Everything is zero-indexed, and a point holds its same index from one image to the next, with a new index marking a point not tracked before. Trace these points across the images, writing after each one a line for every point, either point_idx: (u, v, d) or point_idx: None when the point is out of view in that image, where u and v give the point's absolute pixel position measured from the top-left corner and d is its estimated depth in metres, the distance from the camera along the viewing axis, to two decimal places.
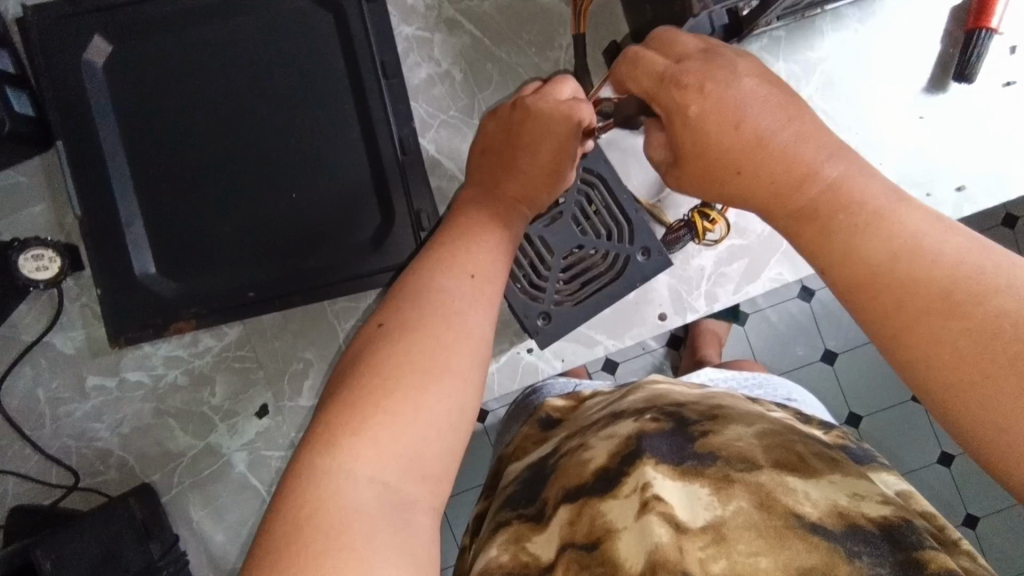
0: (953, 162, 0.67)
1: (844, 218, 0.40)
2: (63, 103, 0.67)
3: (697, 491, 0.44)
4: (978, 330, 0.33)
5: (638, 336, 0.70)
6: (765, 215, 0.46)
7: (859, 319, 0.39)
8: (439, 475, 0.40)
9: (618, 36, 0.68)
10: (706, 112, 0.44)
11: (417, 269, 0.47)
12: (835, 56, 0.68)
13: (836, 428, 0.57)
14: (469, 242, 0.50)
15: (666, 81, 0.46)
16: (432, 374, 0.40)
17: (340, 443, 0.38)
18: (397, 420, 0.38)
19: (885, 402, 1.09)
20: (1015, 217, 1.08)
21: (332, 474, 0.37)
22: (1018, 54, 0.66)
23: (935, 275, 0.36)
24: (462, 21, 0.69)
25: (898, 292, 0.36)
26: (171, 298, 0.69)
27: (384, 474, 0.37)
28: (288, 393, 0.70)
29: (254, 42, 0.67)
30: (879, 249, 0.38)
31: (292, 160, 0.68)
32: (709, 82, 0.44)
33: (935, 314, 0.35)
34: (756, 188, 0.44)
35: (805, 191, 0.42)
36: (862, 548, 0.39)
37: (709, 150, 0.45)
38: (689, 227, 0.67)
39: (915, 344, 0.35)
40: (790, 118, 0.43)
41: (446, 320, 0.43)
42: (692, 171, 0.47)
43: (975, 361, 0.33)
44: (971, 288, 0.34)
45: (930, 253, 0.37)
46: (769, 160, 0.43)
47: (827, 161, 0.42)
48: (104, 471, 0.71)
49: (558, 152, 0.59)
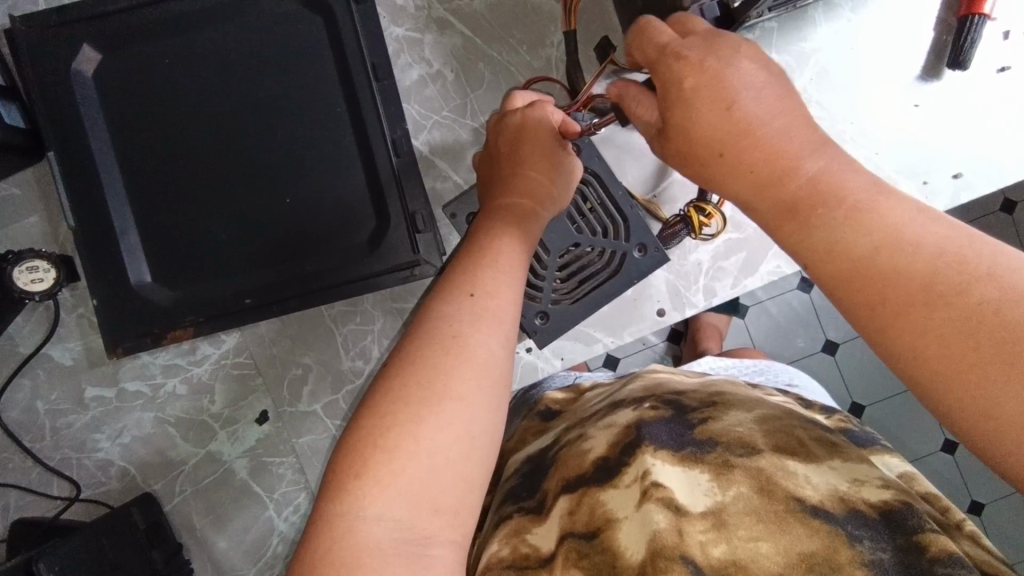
0: (949, 149, 0.67)
1: (825, 212, 0.39)
2: (52, 113, 0.66)
3: (697, 477, 0.44)
4: (963, 318, 0.32)
5: (637, 332, 0.70)
6: (743, 205, 0.44)
7: (842, 309, 0.38)
8: (454, 506, 0.40)
9: (609, 32, 0.68)
10: (702, 85, 0.43)
11: (426, 300, 0.47)
12: (828, 46, 0.67)
13: (840, 412, 0.56)
14: (475, 262, 0.49)
15: (667, 53, 0.45)
16: (431, 402, 0.41)
17: (347, 488, 0.39)
18: (397, 454, 0.39)
19: (888, 391, 1.09)
20: (1014, 202, 1.08)
21: (347, 517, 0.38)
22: (1012, 39, 0.65)
23: (916, 267, 0.35)
24: (452, 21, 0.69)
25: (881, 284, 0.36)
26: (167, 306, 0.68)
27: (394, 512, 0.38)
28: (287, 398, 0.70)
29: (243, 47, 0.67)
30: (859, 242, 0.37)
31: (286, 165, 0.68)
32: (710, 58, 0.43)
33: (918, 308, 0.34)
34: (737, 174, 0.43)
35: (785, 185, 0.41)
36: (862, 532, 0.39)
37: (695, 128, 0.44)
38: (685, 222, 0.66)
39: (900, 336, 0.35)
40: (782, 110, 0.43)
41: (444, 347, 0.43)
42: (676, 148, 0.46)
43: (962, 351, 0.32)
44: (953, 279, 0.33)
45: (909, 245, 0.35)
46: (753, 147, 0.42)
47: (806, 158, 0.41)
48: (105, 482, 0.71)
49: (541, 142, 0.59)
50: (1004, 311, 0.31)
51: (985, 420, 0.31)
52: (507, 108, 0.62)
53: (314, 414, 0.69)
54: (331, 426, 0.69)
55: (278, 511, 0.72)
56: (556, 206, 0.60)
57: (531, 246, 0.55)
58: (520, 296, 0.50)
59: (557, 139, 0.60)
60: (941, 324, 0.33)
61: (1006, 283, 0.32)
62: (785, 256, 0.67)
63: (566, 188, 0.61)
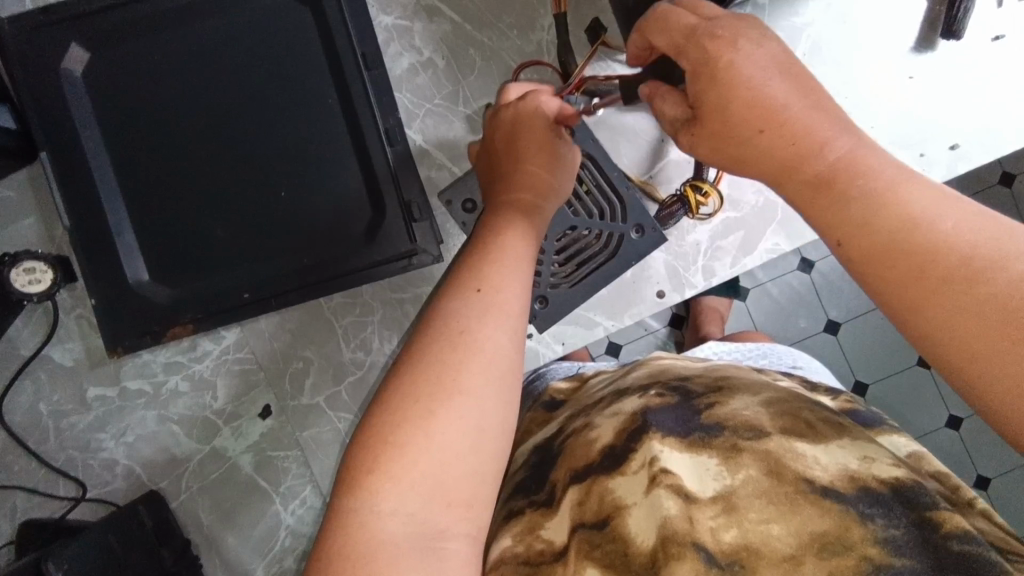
0: (946, 120, 0.67)
1: (862, 184, 0.40)
2: (41, 112, 0.66)
3: (706, 461, 0.44)
4: (1003, 300, 0.33)
5: (637, 315, 0.70)
6: (775, 185, 0.45)
7: (875, 291, 0.39)
8: (468, 499, 0.40)
9: (599, 13, 0.68)
10: (738, 63, 0.42)
11: (434, 296, 0.47)
12: (821, 21, 0.67)
13: (846, 391, 0.56)
14: (479, 259, 0.49)
15: (698, 32, 0.43)
16: (440, 398, 0.40)
17: (360, 484, 0.39)
18: (407, 450, 0.39)
19: (890, 369, 1.09)
20: (1012, 174, 1.08)
21: (361, 512, 0.38)
22: (1006, 7, 0.65)
23: (955, 244, 0.36)
24: (441, 8, 0.69)
25: (923, 258, 0.36)
26: (165, 304, 0.67)
27: (408, 506, 0.38)
28: (289, 392, 0.70)
29: (232, 41, 0.66)
30: (897, 219, 0.38)
31: (278, 160, 0.67)
32: (742, 38, 0.43)
33: (960, 283, 0.35)
34: (776, 149, 0.43)
35: (822, 158, 0.41)
36: (874, 511, 0.39)
37: (733, 104, 0.43)
38: (682, 202, 0.66)
39: (938, 316, 0.35)
40: (806, 91, 0.43)
41: (453, 343, 0.43)
42: (710, 129, 0.45)
43: (1000, 334, 0.33)
44: (992, 254, 0.35)
45: (946, 222, 0.37)
46: (790, 125, 0.42)
47: (837, 136, 0.41)
48: (111, 481, 0.71)
49: (536, 133, 0.59)
50: None
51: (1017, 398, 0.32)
52: (502, 101, 0.62)
53: (317, 409, 0.70)
54: (335, 419, 0.70)
55: (284, 504, 0.73)
56: (560, 194, 0.60)
57: (537, 239, 0.54)
58: (529, 288, 0.49)
59: (552, 128, 0.59)
60: (984, 298, 0.34)
61: None
62: (784, 233, 0.67)
63: (567, 178, 0.60)
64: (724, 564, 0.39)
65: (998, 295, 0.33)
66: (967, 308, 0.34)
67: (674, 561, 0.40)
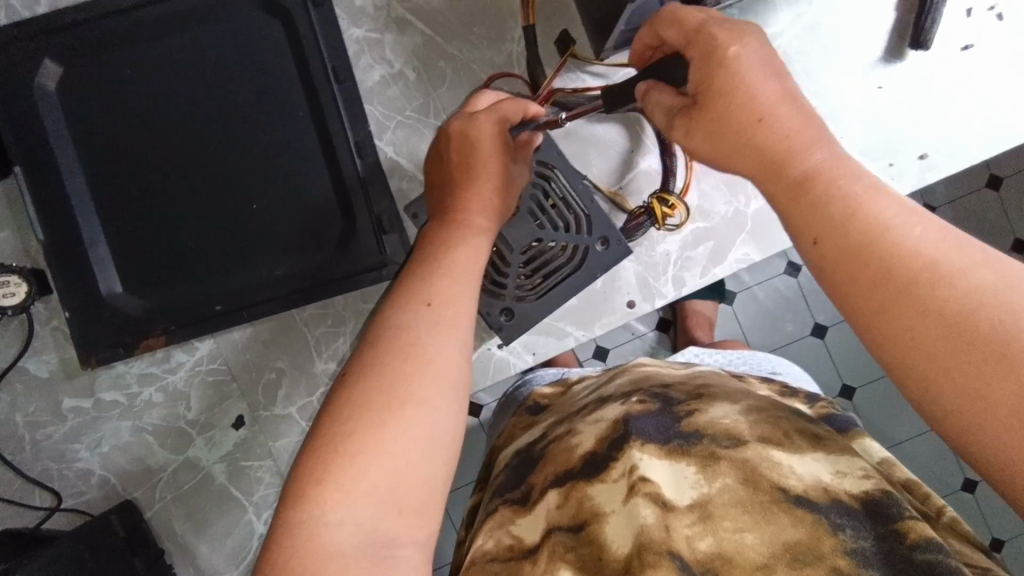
0: (915, 129, 0.67)
1: (845, 186, 0.42)
2: (15, 128, 0.67)
3: (684, 469, 0.44)
4: (964, 300, 0.35)
5: (607, 325, 0.70)
6: (757, 181, 0.46)
7: (841, 287, 0.41)
8: (418, 506, 0.41)
9: (567, 24, 0.68)
10: (744, 56, 0.45)
11: (385, 305, 0.48)
12: (790, 31, 0.67)
13: (823, 398, 0.56)
14: (430, 271, 0.49)
15: (708, 25, 0.47)
16: (390, 408, 0.41)
17: (307, 494, 0.39)
18: (357, 461, 0.39)
19: (876, 373, 1.09)
20: (998, 178, 1.07)
21: (308, 524, 0.38)
22: (974, 16, 0.65)
23: (922, 249, 0.38)
24: (412, 20, 0.69)
25: (891, 260, 0.38)
26: (138, 316, 0.68)
27: (357, 515, 0.39)
28: (263, 403, 0.71)
29: (205, 54, 0.67)
30: (877, 216, 0.40)
31: (248, 173, 0.68)
32: (747, 37, 0.46)
33: (925, 283, 0.37)
34: (767, 141, 0.45)
35: (805, 159, 0.44)
36: (845, 521, 0.40)
37: (733, 93, 0.45)
38: (649, 213, 0.66)
39: (901, 314, 0.37)
40: (791, 98, 0.46)
41: (405, 355, 0.43)
42: (706, 118, 0.47)
43: (956, 336, 0.35)
44: (956, 260, 0.37)
45: (914, 231, 0.39)
46: (783, 121, 0.45)
47: (819, 143, 0.44)
48: (86, 490, 0.72)
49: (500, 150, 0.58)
50: (1001, 292, 0.34)
51: (968, 396, 0.34)
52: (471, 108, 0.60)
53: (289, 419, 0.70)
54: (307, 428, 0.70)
55: (258, 513, 0.73)
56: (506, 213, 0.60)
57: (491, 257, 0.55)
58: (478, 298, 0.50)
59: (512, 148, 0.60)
60: (945, 298, 0.36)
61: (999, 270, 0.36)
62: (754, 243, 0.68)
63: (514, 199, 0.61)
64: (698, 571, 0.40)
65: (958, 295, 0.35)
66: (931, 306, 0.36)
67: (649, 568, 0.40)
